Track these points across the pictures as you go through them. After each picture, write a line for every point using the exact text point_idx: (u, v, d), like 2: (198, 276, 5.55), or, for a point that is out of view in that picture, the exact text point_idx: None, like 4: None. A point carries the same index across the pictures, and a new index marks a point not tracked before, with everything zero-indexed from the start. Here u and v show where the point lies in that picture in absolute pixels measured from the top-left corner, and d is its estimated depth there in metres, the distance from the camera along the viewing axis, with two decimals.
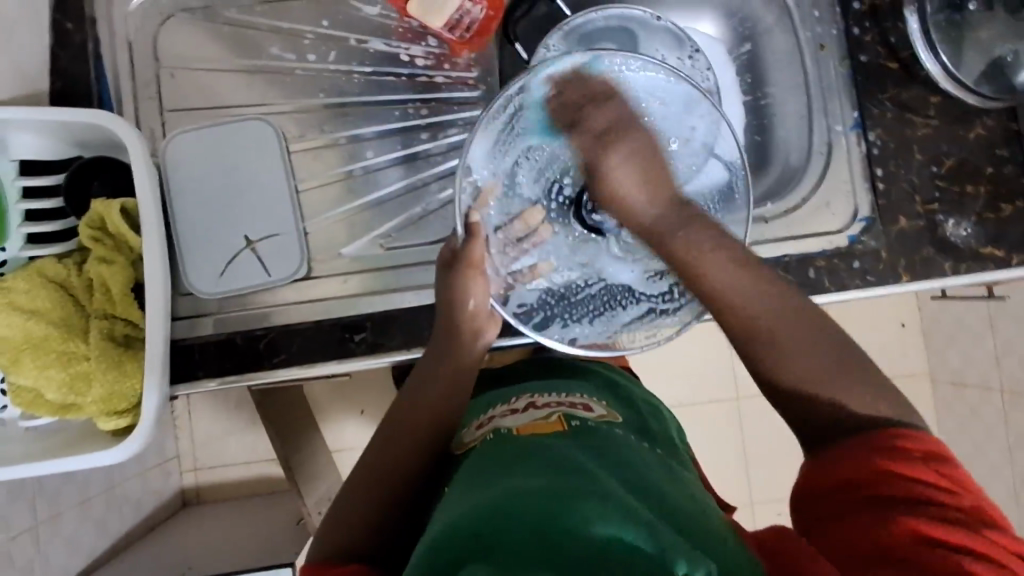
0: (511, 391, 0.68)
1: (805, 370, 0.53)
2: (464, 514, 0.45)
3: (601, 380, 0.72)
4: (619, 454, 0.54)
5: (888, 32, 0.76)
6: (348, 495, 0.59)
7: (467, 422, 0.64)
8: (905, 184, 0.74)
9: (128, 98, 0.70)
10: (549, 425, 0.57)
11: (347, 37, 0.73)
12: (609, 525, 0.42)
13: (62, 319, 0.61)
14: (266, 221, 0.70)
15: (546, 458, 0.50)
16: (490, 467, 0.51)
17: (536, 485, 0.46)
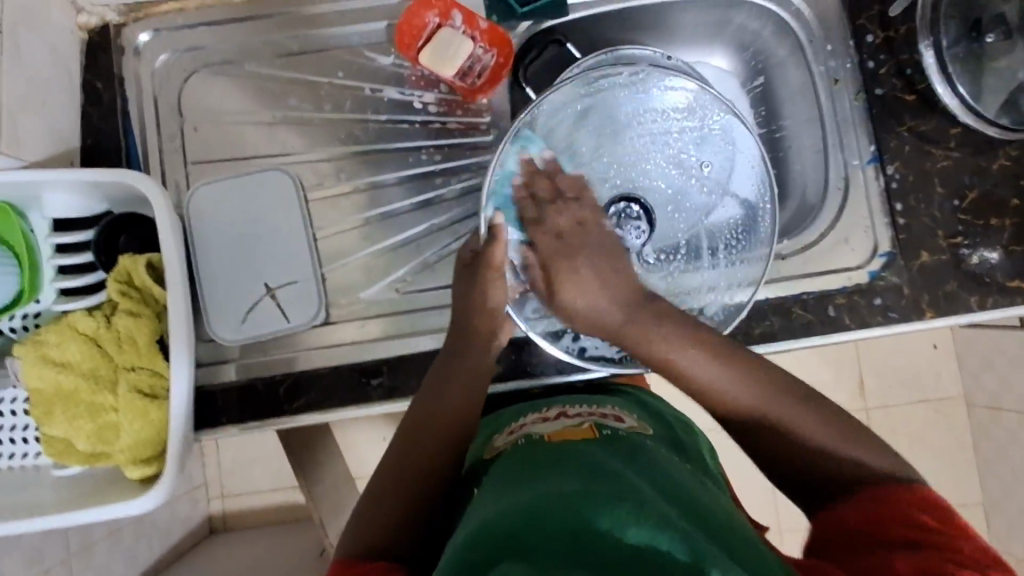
0: (539, 403, 0.69)
1: (795, 421, 0.57)
2: (498, 516, 0.45)
3: (631, 399, 0.71)
4: (653, 467, 0.54)
5: (904, 63, 0.75)
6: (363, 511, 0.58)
7: (501, 429, 0.65)
8: (926, 218, 0.73)
9: (154, 152, 0.73)
10: (579, 432, 0.59)
11: (362, 86, 0.74)
12: (643, 532, 0.42)
13: (91, 371, 0.63)
14: (286, 268, 0.71)
15: (580, 467, 0.50)
16: (523, 472, 0.51)
17: (570, 489, 0.46)
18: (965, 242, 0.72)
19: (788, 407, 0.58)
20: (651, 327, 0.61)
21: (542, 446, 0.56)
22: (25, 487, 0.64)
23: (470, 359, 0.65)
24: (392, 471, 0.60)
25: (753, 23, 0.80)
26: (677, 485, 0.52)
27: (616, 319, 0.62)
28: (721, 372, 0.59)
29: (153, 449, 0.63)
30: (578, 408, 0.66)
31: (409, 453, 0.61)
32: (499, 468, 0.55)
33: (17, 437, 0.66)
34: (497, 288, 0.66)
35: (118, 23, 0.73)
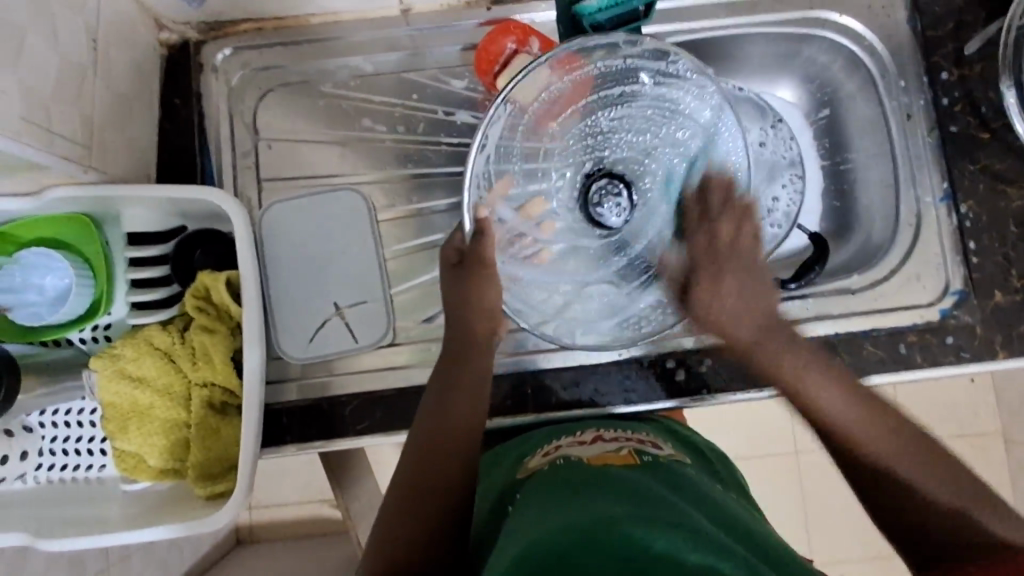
0: (572, 425, 0.66)
1: (894, 458, 0.56)
2: (546, 535, 0.43)
3: (659, 428, 0.67)
4: (702, 498, 0.51)
5: (979, 102, 0.75)
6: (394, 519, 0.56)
7: (532, 449, 0.62)
8: (1000, 258, 0.72)
9: (227, 168, 0.73)
10: (619, 458, 0.56)
11: (434, 109, 0.75)
12: (699, 557, 0.40)
13: (165, 387, 0.64)
14: (355, 288, 0.72)
15: (626, 491, 0.47)
16: (567, 491, 0.49)
17: (621, 512, 0.43)
18: None
19: (905, 458, 0.55)
20: (780, 354, 0.62)
21: (580, 469, 0.53)
22: (92, 501, 0.64)
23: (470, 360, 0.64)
24: (418, 483, 0.58)
25: (823, 56, 0.80)
26: (729, 515, 0.50)
27: (749, 333, 0.63)
28: (846, 408, 0.58)
29: (220, 467, 0.63)
30: (612, 432, 0.63)
31: (423, 473, 0.58)
32: (531, 491, 0.52)
33: (85, 449, 0.66)
34: (489, 284, 0.65)
35: (198, 40, 0.74)
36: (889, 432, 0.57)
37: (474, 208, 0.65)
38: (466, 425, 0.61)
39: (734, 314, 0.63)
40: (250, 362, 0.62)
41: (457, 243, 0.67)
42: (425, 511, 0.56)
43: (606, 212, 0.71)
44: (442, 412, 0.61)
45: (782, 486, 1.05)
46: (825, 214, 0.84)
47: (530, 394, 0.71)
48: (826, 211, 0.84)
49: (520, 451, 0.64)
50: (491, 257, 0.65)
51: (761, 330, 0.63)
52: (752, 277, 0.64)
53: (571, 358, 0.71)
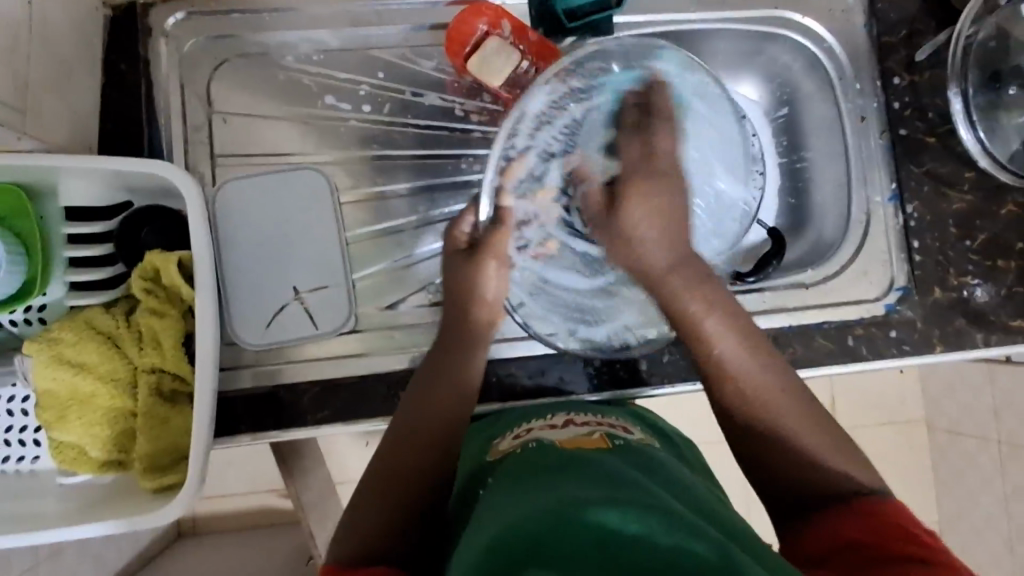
0: (543, 408, 0.66)
1: (795, 424, 0.55)
2: (519, 520, 0.43)
3: (629, 412, 0.68)
4: (671, 479, 0.52)
5: (927, 107, 0.78)
6: (361, 511, 0.55)
7: (503, 433, 0.62)
8: (939, 257, 0.77)
9: (178, 141, 0.69)
10: (590, 441, 0.56)
11: (402, 89, 0.73)
12: (675, 540, 0.40)
13: (109, 374, 0.60)
14: (315, 272, 0.69)
15: (598, 474, 0.48)
16: (537, 476, 0.49)
17: (593, 494, 0.44)
18: (973, 281, 0.76)
19: (785, 404, 0.56)
20: (689, 286, 0.59)
21: (550, 453, 0.53)
22: (25, 495, 0.60)
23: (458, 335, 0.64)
24: (388, 471, 0.57)
25: (785, 57, 0.83)
26: (698, 496, 0.51)
27: (666, 259, 0.60)
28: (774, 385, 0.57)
29: (170, 458, 0.60)
30: (583, 416, 0.63)
31: (395, 459, 0.57)
32: (505, 474, 0.52)
33: (16, 439, 0.61)
34: (500, 275, 0.65)
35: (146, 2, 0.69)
36: (766, 378, 0.57)
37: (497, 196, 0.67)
38: (439, 424, 0.59)
39: (647, 250, 0.60)
40: (202, 347, 0.58)
41: (469, 230, 0.67)
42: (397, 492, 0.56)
43: (591, 232, 0.72)
44: (425, 405, 0.60)
45: (728, 472, 1.09)
46: (781, 210, 0.87)
47: (494, 383, 0.70)
48: (782, 208, 0.86)
49: (493, 432, 0.63)
50: (502, 247, 0.66)
51: (680, 258, 0.60)
52: (674, 217, 0.61)
53: (536, 346, 0.71)
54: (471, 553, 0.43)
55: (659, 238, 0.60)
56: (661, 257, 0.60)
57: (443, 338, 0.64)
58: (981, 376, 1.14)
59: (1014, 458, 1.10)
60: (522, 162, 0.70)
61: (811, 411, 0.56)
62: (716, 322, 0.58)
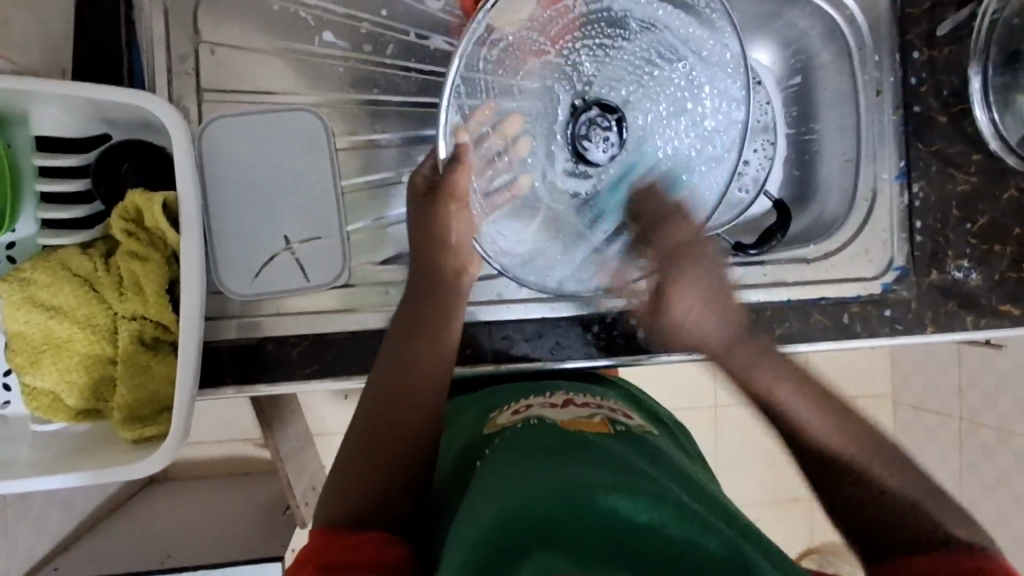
0: (542, 385, 0.65)
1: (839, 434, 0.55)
2: (528, 501, 0.42)
3: (623, 394, 0.69)
4: (671, 465, 0.52)
5: (943, 85, 0.77)
6: (354, 470, 0.54)
7: (502, 407, 0.61)
8: (938, 239, 0.76)
9: (160, 71, 0.63)
10: (593, 424, 0.55)
11: (405, 30, 0.68)
12: (686, 532, 0.41)
13: (86, 319, 0.56)
14: (308, 221, 0.66)
15: (605, 458, 0.48)
16: (545, 453, 0.48)
17: (604, 482, 0.43)
18: (968, 265, 0.76)
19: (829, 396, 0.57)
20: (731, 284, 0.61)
21: (554, 432, 0.52)
22: None
23: (440, 298, 0.62)
24: (381, 433, 0.55)
25: (804, 22, 0.80)
26: (699, 487, 0.51)
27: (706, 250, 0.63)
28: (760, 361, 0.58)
29: (152, 409, 0.57)
30: (583, 397, 0.62)
31: (391, 419, 0.56)
32: (506, 447, 0.51)
33: None
34: (460, 217, 0.63)
35: None
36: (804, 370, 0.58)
37: (452, 132, 0.64)
38: (427, 382, 0.58)
39: (642, 255, 0.66)
40: (187, 304, 0.55)
41: (429, 173, 0.65)
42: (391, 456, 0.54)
43: (593, 146, 0.71)
44: (405, 365, 0.58)
45: None
46: (785, 181, 0.86)
47: (488, 345, 0.68)
48: (787, 179, 0.86)
49: (488, 407, 0.63)
50: (461, 187, 0.63)
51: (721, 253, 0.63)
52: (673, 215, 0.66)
53: (534, 308, 0.70)
54: (475, 523, 0.42)
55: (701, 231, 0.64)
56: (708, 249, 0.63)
57: (412, 290, 0.63)
58: (950, 355, 1.17)
59: (975, 435, 1.14)
60: (487, 106, 0.68)
61: (857, 420, 0.56)
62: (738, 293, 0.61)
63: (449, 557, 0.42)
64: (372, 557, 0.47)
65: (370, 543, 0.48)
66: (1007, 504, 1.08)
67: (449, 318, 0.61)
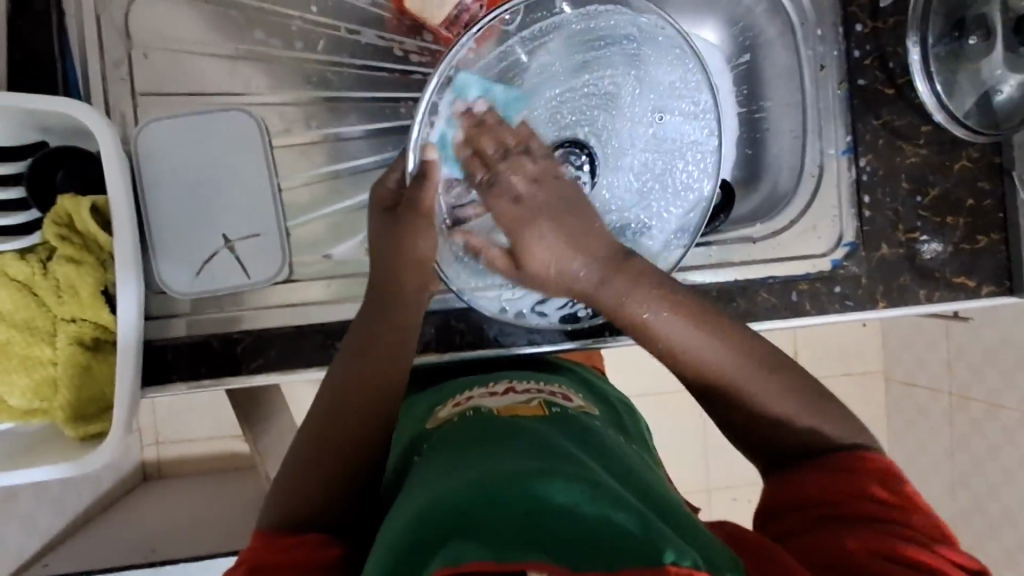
0: (488, 376, 0.66)
1: (759, 395, 0.54)
2: (448, 491, 0.44)
3: (576, 379, 0.70)
4: (601, 444, 0.53)
5: (888, 57, 0.76)
6: (293, 470, 0.55)
7: (446, 401, 0.62)
8: (890, 212, 0.75)
9: (95, 78, 0.65)
10: (528, 409, 0.56)
11: (339, 26, 0.69)
12: (598, 510, 0.41)
13: (25, 321, 0.59)
14: (247, 218, 0.67)
15: (532, 441, 0.49)
16: (477, 443, 0.50)
17: (524, 468, 0.44)
18: (922, 237, 0.75)
19: (743, 376, 0.54)
20: (627, 292, 0.53)
21: (488, 422, 0.53)
22: None
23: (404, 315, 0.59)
24: (316, 437, 0.56)
25: None
26: (628, 465, 0.52)
27: (596, 274, 0.53)
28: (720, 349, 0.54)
29: (94, 407, 0.59)
30: (525, 382, 0.63)
31: (330, 426, 0.56)
32: (442, 441, 0.53)
33: None
34: (428, 236, 0.58)
35: None
36: (725, 346, 0.54)
37: (424, 148, 0.58)
38: (374, 390, 0.58)
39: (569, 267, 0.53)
40: (125, 304, 0.57)
41: (395, 186, 0.61)
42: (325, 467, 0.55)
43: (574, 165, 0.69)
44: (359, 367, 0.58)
45: None
46: (737, 161, 0.84)
47: (435, 334, 0.69)
48: (739, 159, 0.84)
49: (435, 399, 0.64)
50: (428, 203, 0.58)
51: (608, 270, 0.53)
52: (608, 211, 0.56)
53: None
54: (402, 518, 0.44)
55: (593, 255, 0.53)
56: (588, 277, 0.53)
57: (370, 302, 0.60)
58: (937, 328, 1.16)
59: (963, 408, 1.13)
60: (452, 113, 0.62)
61: (788, 376, 0.55)
62: (649, 296, 0.54)
63: (376, 550, 0.43)
64: (308, 559, 0.50)
65: (305, 546, 0.51)
66: (995, 476, 1.08)
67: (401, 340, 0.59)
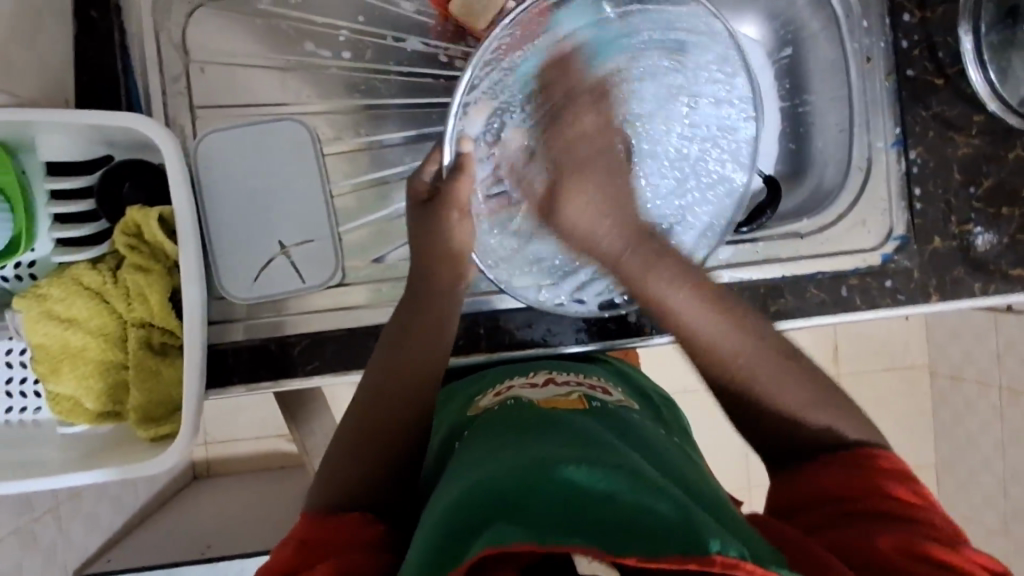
0: (525, 367, 0.67)
1: (770, 386, 0.54)
2: (489, 478, 0.44)
3: (612, 371, 0.70)
4: (638, 437, 0.53)
5: (937, 46, 0.74)
6: (337, 457, 0.56)
7: (485, 392, 0.63)
8: (942, 204, 0.74)
9: (156, 93, 0.67)
10: (569, 401, 0.56)
11: (384, 34, 0.70)
12: (639, 498, 0.41)
13: (99, 328, 0.62)
14: (302, 225, 0.69)
15: (571, 431, 0.49)
16: (516, 431, 0.50)
17: (563, 454, 0.45)
18: (976, 229, 0.74)
19: (765, 360, 0.55)
20: (648, 269, 0.59)
21: (527, 412, 0.53)
22: (26, 443, 0.63)
23: (440, 306, 0.61)
24: (367, 427, 0.56)
25: None
26: (667, 459, 0.51)
27: (621, 243, 0.61)
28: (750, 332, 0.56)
29: (164, 409, 0.62)
30: (565, 374, 0.64)
31: (379, 419, 0.57)
32: (483, 429, 0.53)
33: (17, 391, 0.64)
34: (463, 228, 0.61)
35: None
36: (743, 337, 0.56)
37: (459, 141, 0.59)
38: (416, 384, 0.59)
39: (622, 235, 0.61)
40: (190, 304, 0.59)
41: (430, 179, 0.62)
42: (376, 443, 0.56)
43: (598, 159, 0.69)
44: (399, 353, 0.60)
45: None
46: (781, 156, 0.84)
47: (483, 334, 0.70)
48: (783, 153, 0.84)
49: (473, 391, 0.65)
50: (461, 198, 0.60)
51: (634, 237, 0.61)
52: (620, 200, 0.63)
53: None
54: (443, 505, 0.44)
55: (612, 225, 0.61)
56: (611, 242, 0.61)
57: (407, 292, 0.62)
58: (986, 320, 1.13)
59: (1014, 404, 1.10)
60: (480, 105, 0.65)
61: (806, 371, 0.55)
62: (660, 275, 0.58)
63: (417, 536, 0.44)
64: (349, 540, 0.49)
65: (348, 526, 0.50)
66: None
67: (441, 324, 0.61)
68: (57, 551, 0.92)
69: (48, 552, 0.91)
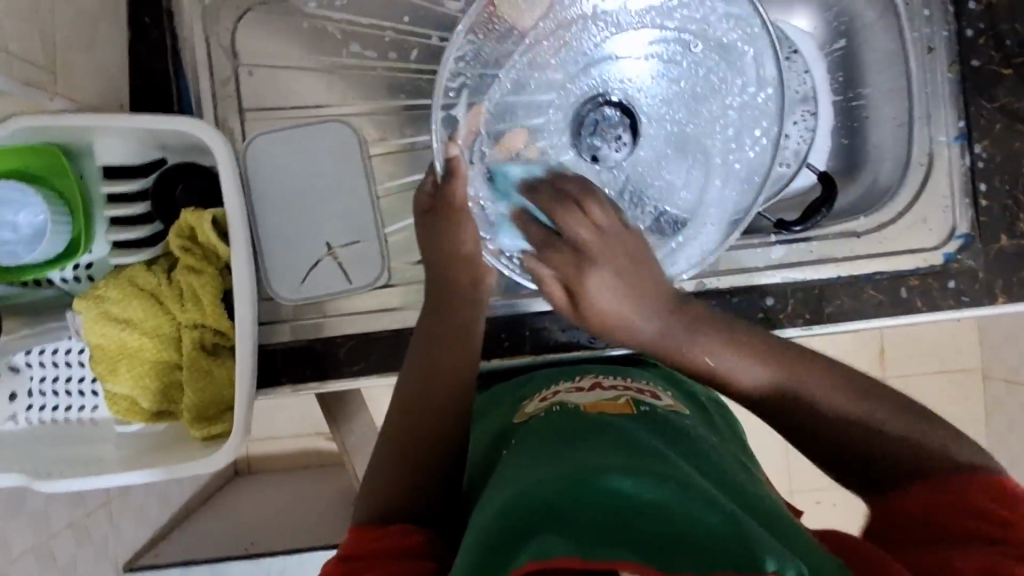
0: (572, 369, 0.66)
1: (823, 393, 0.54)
2: (534, 484, 0.43)
3: (661, 375, 0.67)
4: (688, 445, 0.51)
5: (1004, 33, 0.70)
6: (381, 462, 0.55)
7: (532, 394, 0.61)
8: (1008, 201, 0.70)
9: (206, 97, 0.68)
10: (616, 406, 0.55)
11: (427, 34, 0.70)
12: (691, 511, 0.40)
13: (154, 329, 0.63)
14: (347, 227, 0.69)
15: (618, 438, 0.48)
16: (560, 436, 0.49)
17: (609, 462, 0.43)
18: None
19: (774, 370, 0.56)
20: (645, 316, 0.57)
21: (575, 416, 0.52)
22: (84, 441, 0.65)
23: (460, 319, 0.61)
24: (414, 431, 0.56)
25: None
26: (721, 468, 0.50)
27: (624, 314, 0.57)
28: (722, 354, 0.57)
29: (216, 409, 0.63)
30: (611, 379, 0.62)
31: (426, 424, 0.57)
32: (528, 434, 0.52)
33: (76, 390, 0.66)
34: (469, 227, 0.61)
35: None
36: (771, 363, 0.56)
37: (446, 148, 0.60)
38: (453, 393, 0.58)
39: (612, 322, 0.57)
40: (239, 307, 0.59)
41: (432, 188, 0.63)
42: (415, 456, 0.55)
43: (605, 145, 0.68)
44: (432, 359, 0.59)
45: None
46: (833, 152, 0.82)
47: (527, 336, 0.70)
48: (835, 149, 0.82)
49: (520, 393, 0.63)
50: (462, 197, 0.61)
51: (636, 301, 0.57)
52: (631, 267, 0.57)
53: None
54: (488, 510, 0.43)
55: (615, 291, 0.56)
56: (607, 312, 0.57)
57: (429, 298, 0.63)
58: None
59: None
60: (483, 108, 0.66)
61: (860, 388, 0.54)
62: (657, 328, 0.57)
63: (463, 541, 0.43)
64: (392, 545, 0.47)
65: (392, 535, 0.48)
66: None
67: (468, 329, 0.61)
68: (108, 545, 0.95)
69: (100, 547, 0.94)
